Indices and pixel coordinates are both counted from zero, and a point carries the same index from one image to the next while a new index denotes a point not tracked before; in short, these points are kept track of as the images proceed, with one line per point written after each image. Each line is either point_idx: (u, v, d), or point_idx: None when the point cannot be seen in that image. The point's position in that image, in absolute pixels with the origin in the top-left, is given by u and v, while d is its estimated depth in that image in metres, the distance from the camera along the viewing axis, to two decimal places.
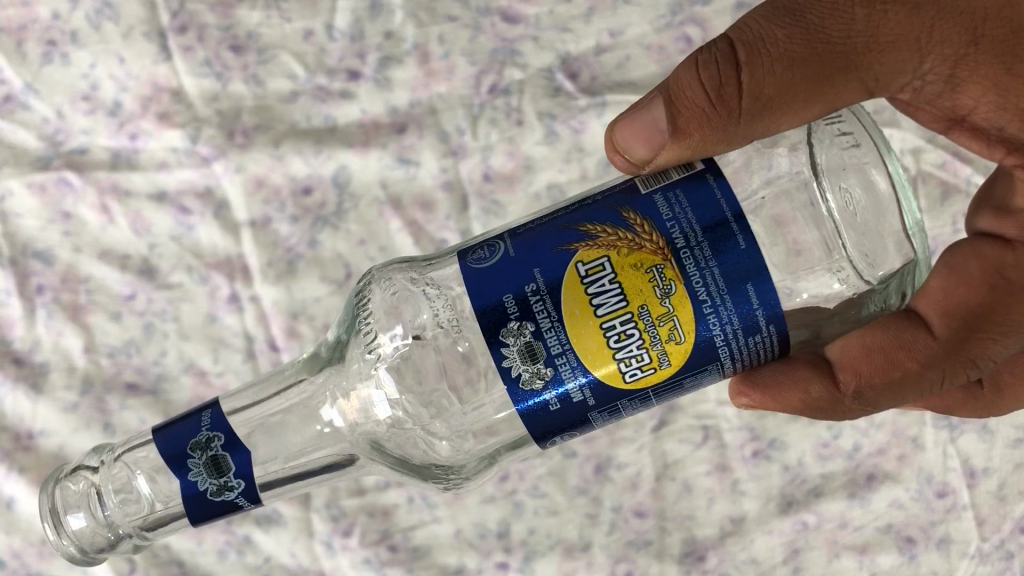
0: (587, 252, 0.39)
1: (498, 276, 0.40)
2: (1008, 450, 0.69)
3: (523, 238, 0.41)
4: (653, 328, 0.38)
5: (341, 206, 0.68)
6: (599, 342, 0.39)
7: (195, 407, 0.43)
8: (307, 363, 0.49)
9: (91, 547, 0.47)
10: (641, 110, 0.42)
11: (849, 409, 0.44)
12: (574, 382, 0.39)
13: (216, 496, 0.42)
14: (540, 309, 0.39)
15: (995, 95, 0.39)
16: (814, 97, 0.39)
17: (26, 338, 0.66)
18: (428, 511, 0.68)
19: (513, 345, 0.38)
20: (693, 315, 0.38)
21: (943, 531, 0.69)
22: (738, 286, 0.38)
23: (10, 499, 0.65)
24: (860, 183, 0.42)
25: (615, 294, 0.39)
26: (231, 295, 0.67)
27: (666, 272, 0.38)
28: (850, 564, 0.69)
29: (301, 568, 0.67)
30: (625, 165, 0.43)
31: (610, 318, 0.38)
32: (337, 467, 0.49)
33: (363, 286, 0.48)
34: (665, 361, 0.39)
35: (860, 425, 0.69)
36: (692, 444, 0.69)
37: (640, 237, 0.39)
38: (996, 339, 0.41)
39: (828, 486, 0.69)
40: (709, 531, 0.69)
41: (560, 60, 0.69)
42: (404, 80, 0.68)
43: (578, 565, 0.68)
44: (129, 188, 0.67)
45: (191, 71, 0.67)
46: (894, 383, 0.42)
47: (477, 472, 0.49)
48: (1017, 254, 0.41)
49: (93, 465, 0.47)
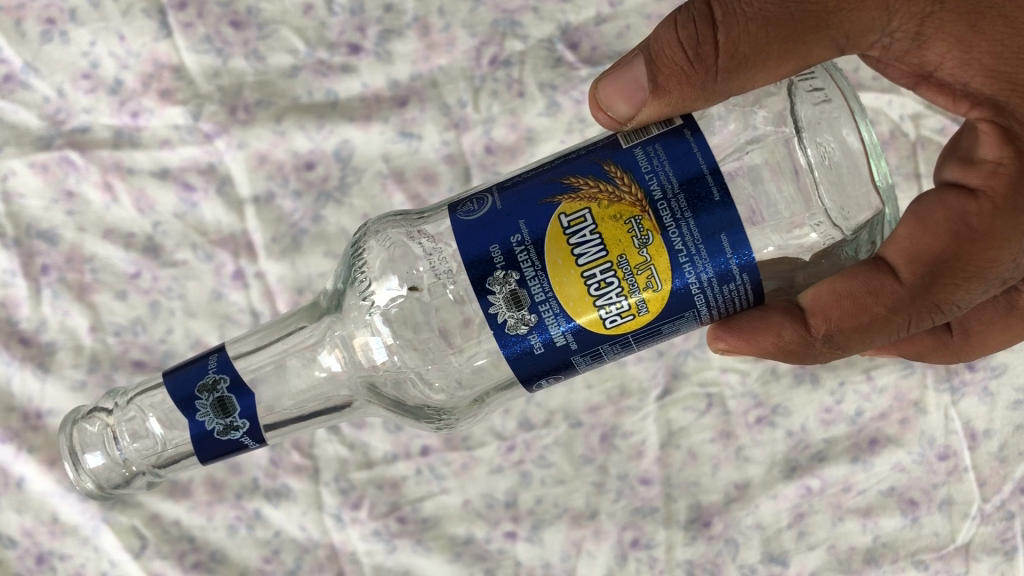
0: (569, 204, 0.40)
1: (484, 228, 0.40)
2: (1009, 412, 0.70)
3: (510, 191, 0.42)
4: (632, 277, 0.39)
5: (344, 180, 0.68)
6: (581, 290, 0.39)
7: (202, 351, 0.44)
8: (305, 311, 0.49)
9: (109, 483, 0.49)
10: (623, 66, 0.42)
11: (820, 351, 0.45)
12: (549, 325, 0.40)
13: (222, 435, 0.43)
14: (525, 259, 0.39)
15: (960, 51, 0.39)
16: (788, 56, 0.39)
17: (32, 318, 0.66)
18: (436, 482, 0.69)
19: (498, 293, 0.39)
20: (670, 265, 0.39)
21: (945, 492, 0.69)
22: (712, 236, 0.38)
23: (21, 478, 0.65)
24: (836, 138, 0.43)
25: (596, 244, 0.39)
26: (236, 272, 0.67)
27: (644, 223, 0.39)
28: (854, 527, 0.69)
29: (312, 542, 0.68)
30: (607, 121, 0.43)
31: (591, 267, 0.39)
32: (335, 411, 0.50)
33: (359, 238, 0.48)
34: (644, 307, 0.40)
35: (862, 390, 0.70)
36: (696, 411, 0.70)
37: (620, 189, 0.39)
38: (957, 282, 0.40)
39: (832, 451, 0.69)
40: (714, 497, 0.69)
41: (561, 30, 0.68)
42: (405, 54, 0.68)
43: (586, 533, 0.69)
44: (132, 166, 0.67)
45: (192, 48, 0.67)
46: (862, 327, 0.42)
47: (469, 415, 0.50)
48: (981, 203, 0.39)
49: (107, 406, 0.49)
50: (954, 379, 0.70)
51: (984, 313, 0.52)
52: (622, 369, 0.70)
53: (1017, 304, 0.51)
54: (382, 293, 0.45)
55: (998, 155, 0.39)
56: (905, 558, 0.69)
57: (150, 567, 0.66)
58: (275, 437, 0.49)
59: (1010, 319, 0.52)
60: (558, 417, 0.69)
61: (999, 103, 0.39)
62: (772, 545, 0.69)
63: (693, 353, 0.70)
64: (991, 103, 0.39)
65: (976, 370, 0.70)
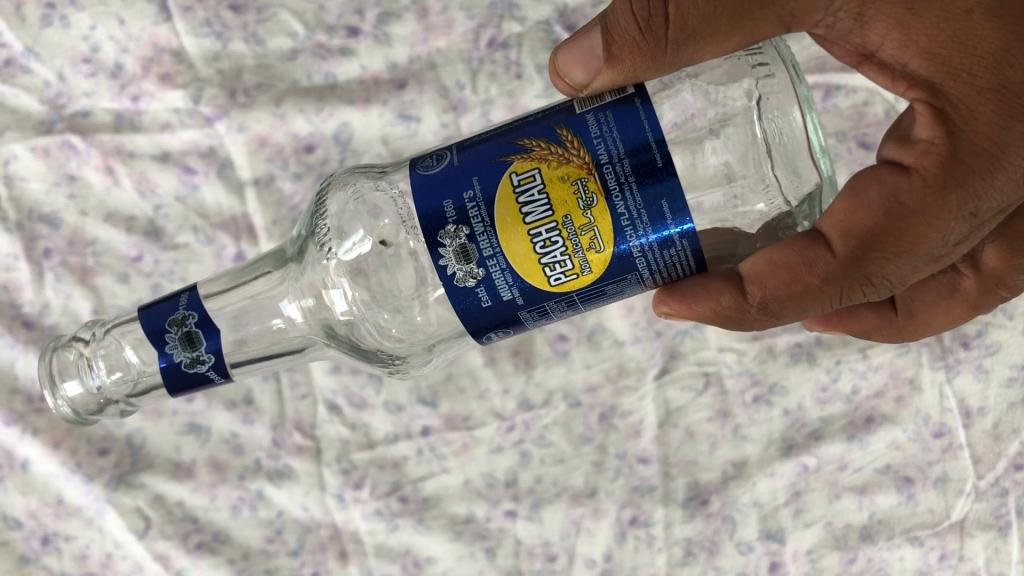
0: (521, 164, 0.41)
1: (440, 184, 0.41)
2: (1003, 389, 0.70)
3: (469, 150, 0.43)
4: (576, 237, 0.40)
5: (344, 162, 0.68)
6: (527, 247, 0.40)
7: (176, 290, 0.47)
8: (273, 257, 0.52)
9: (84, 409, 0.53)
10: (583, 35, 0.43)
11: (756, 318, 0.45)
12: (494, 280, 0.41)
13: (189, 368, 0.46)
14: (476, 215, 0.41)
15: (898, 34, 0.38)
16: (734, 31, 0.40)
17: (35, 302, 0.67)
18: (437, 462, 0.70)
19: (448, 246, 0.41)
20: (613, 228, 0.40)
21: (940, 470, 0.70)
22: (653, 202, 0.39)
23: (25, 460, 0.66)
24: (783, 116, 0.44)
25: (542, 204, 0.40)
26: (237, 254, 0.68)
27: (589, 185, 0.39)
28: (850, 505, 0.70)
29: (314, 522, 0.69)
30: (565, 89, 0.44)
31: (537, 226, 0.40)
32: (297, 350, 0.53)
33: (324, 189, 0.50)
34: (587, 268, 0.41)
35: (858, 368, 0.70)
36: (693, 391, 0.70)
37: (570, 152, 0.40)
38: (890, 257, 0.40)
39: (828, 429, 0.70)
40: (712, 476, 0.70)
41: (558, 12, 0.69)
42: (403, 36, 0.68)
43: (585, 511, 0.70)
44: (133, 150, 0.67)
45: (191, 32, 0.67)
46: (797, 295, 0.42)
47: (421, 360, 0.52)
48: (913, 181, 0.39)
49: (86, 335, 0.53)
50: (949, 357, 0.71)
51: (927, 293, 0.53)
52: (620, 349, 0.70)
53: (958, 286, 0.52)
54: (343, 245, 0.47)
55: (931, 135, 0.38)
56: (900, 534, 0.70)
57: (154, 547, 0.67)
58: (243, 373, 0.52)
59: (953, 300, 0.52)
60: (557, 398, 0.70)
61: (933, 85, 0.38)
62: (770, 523, 0.70)
63: (690, 333, 0.70)
64: (927, 85, 0.38)
65: (970, 348, 0.70)
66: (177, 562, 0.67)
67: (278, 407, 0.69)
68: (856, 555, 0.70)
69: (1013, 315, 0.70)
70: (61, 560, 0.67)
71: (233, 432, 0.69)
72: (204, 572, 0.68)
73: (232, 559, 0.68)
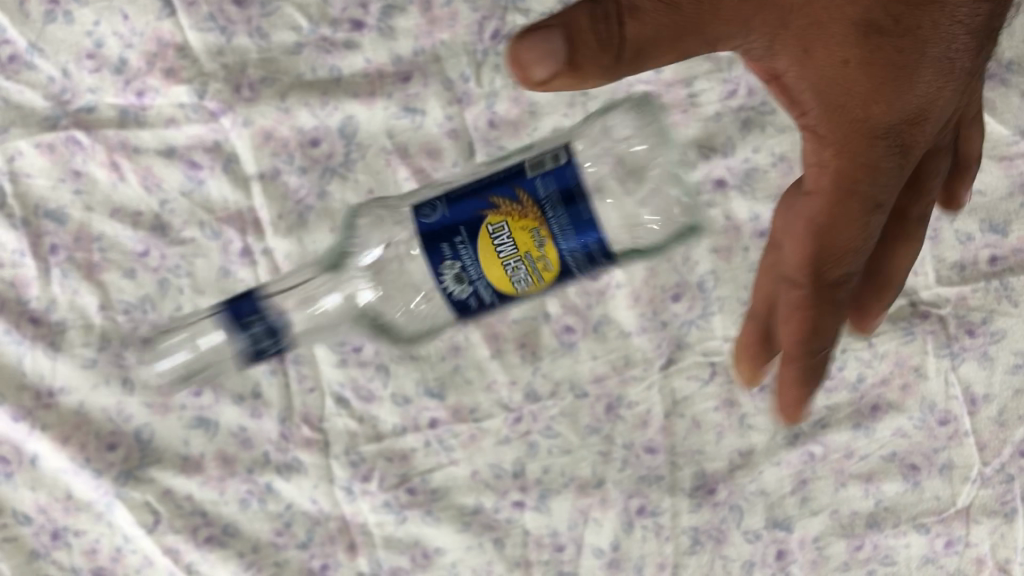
0: (493, 217, 0.51)
1: (437, 235, 0.52)
2: (1008, 376, 0.71)
3: (451, 200, 0.52)
4: (535, 266, 0.52)
5: (350, 156, 0.68)
6: (501, 272, 0.52)
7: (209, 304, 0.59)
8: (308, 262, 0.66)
9: None
10: (542, 28, 0.40)
11: (816, 391, 0.53)
12: (479, 293, 0.53)
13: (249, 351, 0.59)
14: (465, 252, 0.52)
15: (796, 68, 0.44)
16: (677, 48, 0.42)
17: (42, 298, 0.67)
18: (445, 453, 0.70)
19: (446, 275, 0.52)
20: (559, 257, 0.52)
21: (946, 457, 0.70)
22: (578, 219, 0.51)
23: (33, 456, 0.66)
24: None
25: (510, 245, 0.51)
26: (244, 249, 0.68)
27: (542, 232, 0.51)
28: (856, 492, 0.70)
29: (323, 515, 0.69)
30: (517, 76, 0.41)
31: (507, 258, 0.52)
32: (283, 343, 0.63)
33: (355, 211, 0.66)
34: (543, 281, 0.53)
35: (863, 356, 0.71)
36: (700, 380, 0.70)
37: (527, 206, 0.51)
38: (837, 265, 0.49)
39: (834, 417, 0.70)
40: (719, 464, 0.70)
41: (563, 4, 0.69)
42: (407, 29, 0.68)
43: (592, 501, 0.70)
44: (138, 145, 0.67)
45: (195, 26, 0.67)
46: (822, 330, 0.50)
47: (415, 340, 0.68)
48: None
49: None
50: (954, 345, 0.71)
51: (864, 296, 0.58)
52: (625, 340, 0.70)
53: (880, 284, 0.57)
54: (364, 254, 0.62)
55: None
56: (906, 522, 0.70)
57: (163, 540, 0.67)
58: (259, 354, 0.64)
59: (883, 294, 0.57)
60: (564, 389, 0.70)
61: None
62: (776, 511, 0.70)
63: (696, 323, 0.70)
64: None
65: (975, 336, 0.71)
66: (186, 556, 0.68)
67: (285, 400, 0.69)
68: (862, 543, 0.71)
69: (1017, 302, 0.71)
70: (71, 555, 0.67)
71: (242, 426, 0.69)
72: (214, 565, 0.68)
73: (241, 552, 0.68)
